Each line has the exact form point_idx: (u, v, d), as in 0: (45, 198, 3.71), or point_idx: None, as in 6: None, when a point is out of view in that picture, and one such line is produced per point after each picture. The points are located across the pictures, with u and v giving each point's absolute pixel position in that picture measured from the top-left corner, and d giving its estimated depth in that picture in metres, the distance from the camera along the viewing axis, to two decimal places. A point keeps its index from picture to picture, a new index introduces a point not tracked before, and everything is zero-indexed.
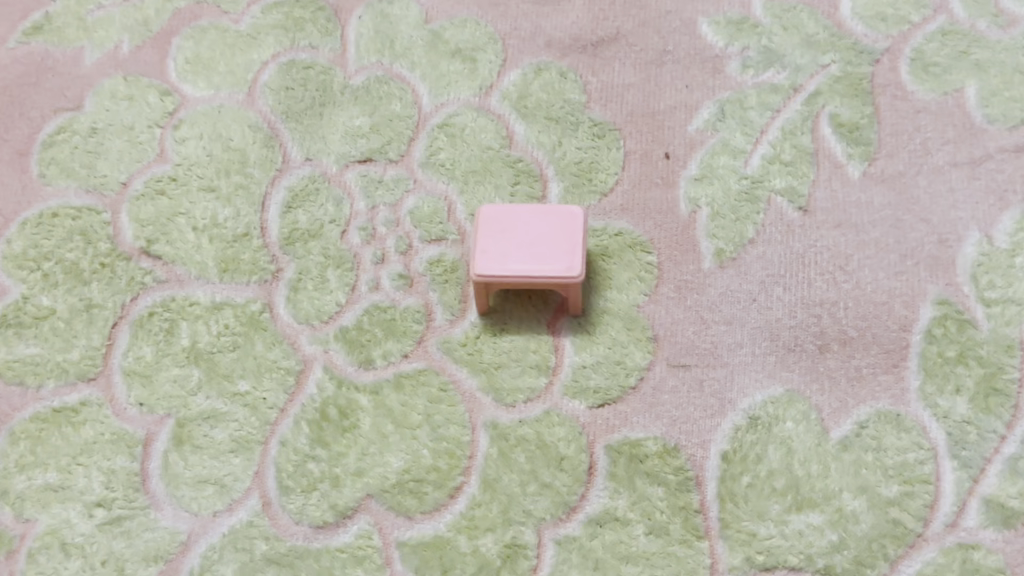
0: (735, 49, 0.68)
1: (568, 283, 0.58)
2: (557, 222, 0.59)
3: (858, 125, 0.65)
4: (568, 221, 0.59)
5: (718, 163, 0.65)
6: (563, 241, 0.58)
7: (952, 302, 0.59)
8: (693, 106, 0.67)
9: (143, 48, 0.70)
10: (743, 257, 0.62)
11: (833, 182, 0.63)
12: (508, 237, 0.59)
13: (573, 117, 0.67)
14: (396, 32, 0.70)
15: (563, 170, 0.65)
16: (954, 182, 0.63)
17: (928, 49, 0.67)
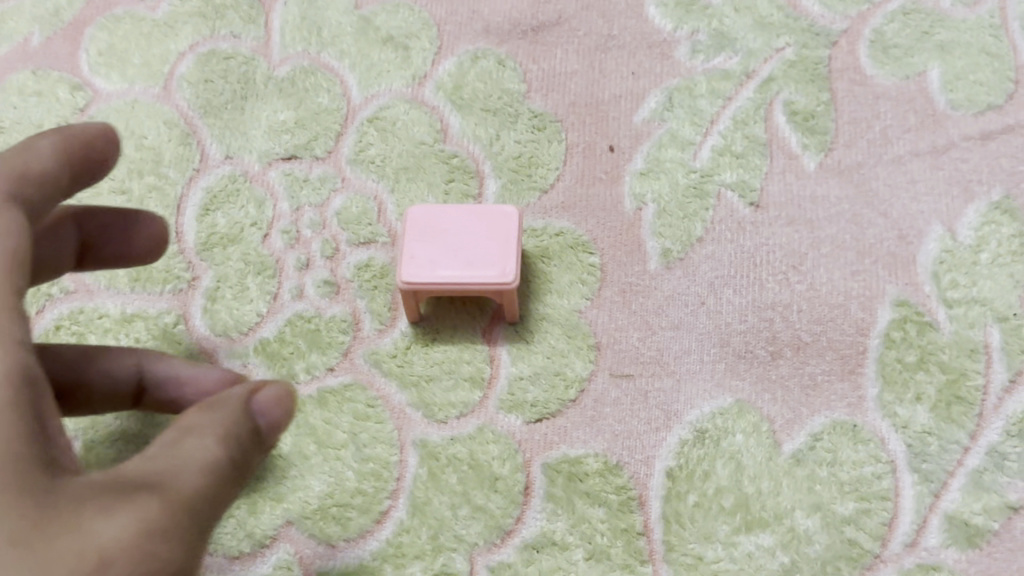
0: (684, 33, 0.64)
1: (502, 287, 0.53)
2: (490, 225, 0.55)
3: (813, 113, 0.61)
4: (502, 223, 0.55)
5: (665, 156, 0.61)
6: (497, 244, 0.54)
7: (912, 303, 0.55)
8: (639, 95, 0.63)
9: (54, 40, 0.65)
10: (691, 258, 0.58)
11: (787, 175, 0.59)
12: (437, 242, 0.54)
13: (511, 108, 0.63)
14: (324, 18, 0.66)
15: (501, 166, 0.61)
16: (916, 172, 0.59)
17: (888, 30, 0.63)
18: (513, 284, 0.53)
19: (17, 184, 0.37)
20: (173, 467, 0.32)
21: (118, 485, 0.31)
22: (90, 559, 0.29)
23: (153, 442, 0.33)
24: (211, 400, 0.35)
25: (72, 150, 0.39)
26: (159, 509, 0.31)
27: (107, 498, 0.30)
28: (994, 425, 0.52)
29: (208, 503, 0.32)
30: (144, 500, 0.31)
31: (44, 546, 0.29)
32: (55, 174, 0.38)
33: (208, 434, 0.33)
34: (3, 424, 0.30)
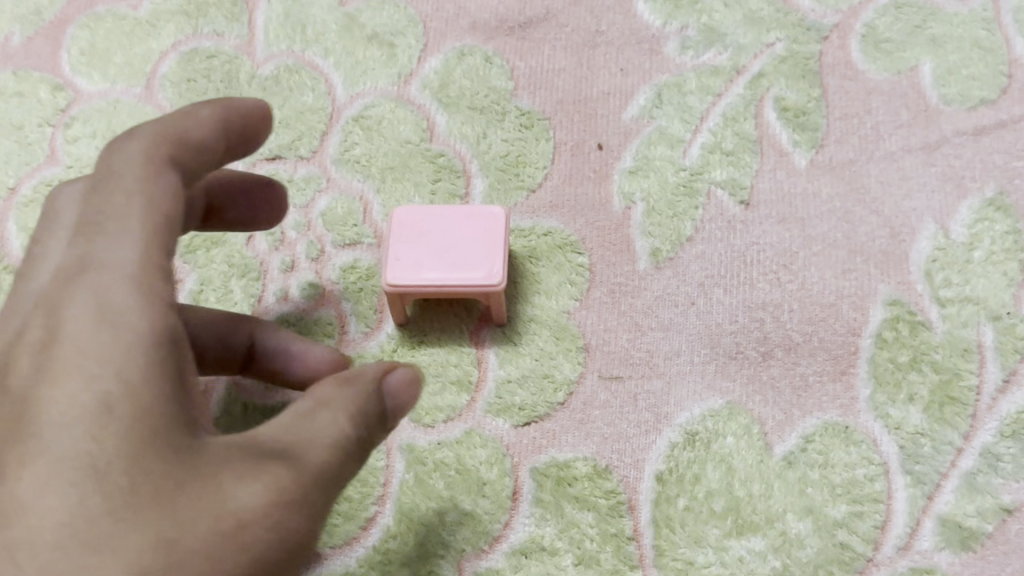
0: (674, 28, 0.63)
1: (488, 290, 0.52)
2: (475, 225, 0.54)
3: (805, 109, 0.60)
4: (487, 223, 0.54)
5: (654, 154, 0.60)
6: (483, 245, 0.53)
7: (904, 302, 0.55)
8: (628, 92, 0.62)
9: (34, 39, 0.64)
10: (680, 257, 0.57)
11: (778, 172, 0.59)
12: (422, 242, 0.53)
13: (499, 106, 0.62)
14: (308, 15, 0.65)
15: (488, 165, 0.60)
16: (908, 169, 0.58)
17: (880, 24, 0.62)
18: (501, 285, 0.52)
19: (178, 150, 0.39)
20: (305, 440, 0.35)
21: (255, 455, 0.34)
22: (225, 524, 0.32)
23: (292, 411, 0.36)
24: (344, 373, 0.38)
25: (228, 123, 0.41)
26: (292, 482, 0.34)
27: (246, 467, 0.34)
28: (987, 426, 0.52)
29: (336, 476, 0.36)
30: (281, 472, 0.34)
31: (187, 505, 0.32)
32: (212, 141, 0.40)
33: (338, 411, 0.36)
34: (153, 385, 0.33)
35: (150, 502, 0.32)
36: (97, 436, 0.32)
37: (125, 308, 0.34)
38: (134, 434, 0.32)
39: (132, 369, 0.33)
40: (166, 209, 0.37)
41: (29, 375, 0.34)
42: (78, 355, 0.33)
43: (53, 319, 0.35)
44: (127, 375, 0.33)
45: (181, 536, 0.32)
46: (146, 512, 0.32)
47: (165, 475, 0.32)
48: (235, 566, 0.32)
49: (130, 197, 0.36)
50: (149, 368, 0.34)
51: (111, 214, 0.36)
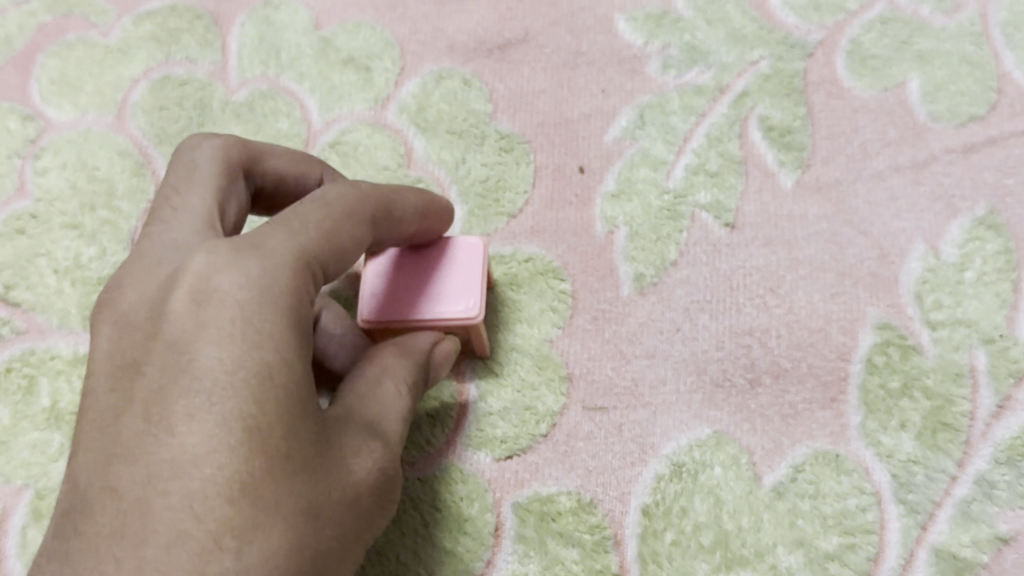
0: (655, 47, 0.62)
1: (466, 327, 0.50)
2: (451, 260, 0.51)
3: (790, 128, 0.59)
4: (463, 257, 0.51)
5: (637, 176, 0.59)
6: (458, 278, 0.50)
7: (894, 326, 0.53)
8: (610, 113, 0.61)
9: (4, 69, 0.63)
10: (665, 282, 0.56)
11: (763, 194, 0.57)
12: (396, 274, 0.51)
13: (478, 130, 0.60)
14: (283, 40, 0.63)
15: (467, 191, 0.59)
16: (897, 188, 0.57)
17: (866, 40, 0.61)
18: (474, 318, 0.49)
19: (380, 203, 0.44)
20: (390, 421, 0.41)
21: (357, 426, 0.40)
22: (349, 495, 0.37)
23: (362, 380, 0.42)
24: (400, 343, 0.45)
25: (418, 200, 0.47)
26: (385, 453, 0.40)
27: (359, 441, 0.39)
28: (982, 453, 0.50)
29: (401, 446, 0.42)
30: (380, 446, 0.40)
31: (327, 473, 0.36)
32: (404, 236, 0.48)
33: (400, 383, 0.43)
34: (305, 363, 0.36)
35: (302, 467, 0.35)
36: (263, 400, 0.34)
37: (288, 290, 0.37)
38: (292, 401, 0.35)
39: (290, 346, 0.36)
40: (335, 230, 0.40)
41: (186, 330, 0.35)
42: (242, 323, 0.35)
43: (210, 279, 0.36)
44: (287, 351, 0.35)
45: (324, 504, 0.35)
46: (301, 475, 0.35)
47: (310, 442, 0.36)
48: (353, 531, 0.37)
49: (318, 213, 0.40)
50: (302, 347, 0.37)
51: (290, 217, 0.39)
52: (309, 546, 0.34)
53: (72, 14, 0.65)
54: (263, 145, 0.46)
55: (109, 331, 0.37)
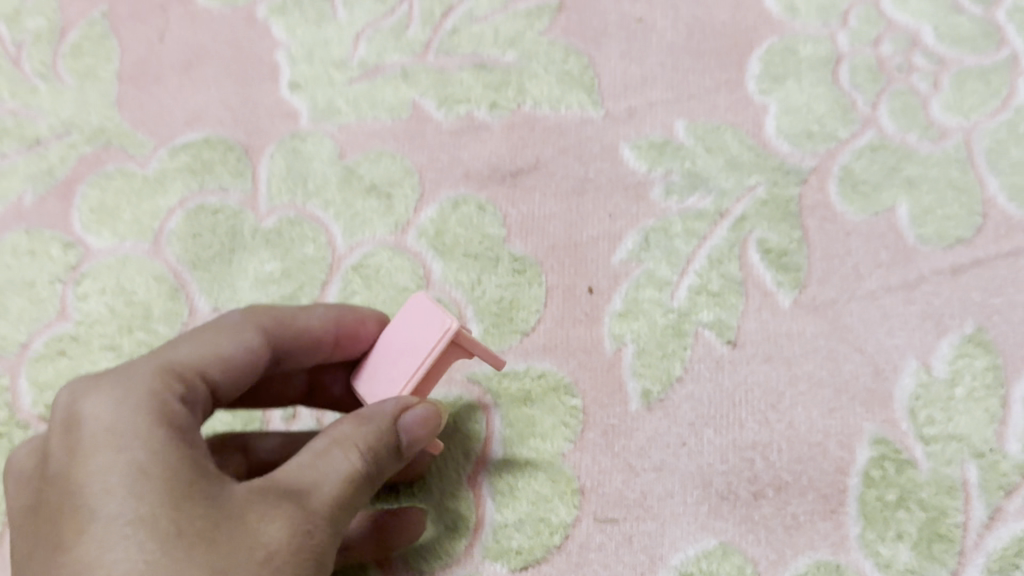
0: (659, 173, 0.65)
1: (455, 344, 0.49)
2: (409, 321, 0.50)
3: (787, 250, 0.62)
4: (414, 313, 0.50)
5: (643, 297, 0.62)
6: (420, 329, 0.50)
7: (889, 440, 0.56)
8: (617, 237, 0.64)
9: (47, 199, 0.67)
10: (670, 398, 0.59)
11: (762, 313, 0.61)
12: (379, 357, 0.51)
13: (493, 253, 0.64)
14: (310, 168, 0.67)
15: (482, 310, 0.63)
16: (889, 307, 0.60)
17: (856, 167, 0.63)
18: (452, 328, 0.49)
19: (274, 329, 0.52)
20: (318, 480, 0.44)
21: (275, 493, 0.43)
22: (259, 553, 0.41)
23: (311, 450, 0.45)
24: (360, 412, 0.47)
25: (337, 317, 0.54)
26: (304, 514, 0.43)
27: (270, 504, 0.42)
28: (975, 563, 0.53)
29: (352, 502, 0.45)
30: (294, 506, 0.43)
31: (230, 541, 0.40)
32: (326, 350, 0.54)
33: (350, 448, 0.45)
34: (178, 449, 0.42)
35: (197, 541, 0.40)
36: (137, 497, 0.40)
37: (146, 394, 0.44)
38: (169, 489, 0.41)
39: (154, 437, 0.42)
40: (214, 344, 0.49)
41: (63, 457, 0.42)
42: (107, 433, 0.42)
43: (76, 410, 0.44)
44: (152, 449, 0.42)
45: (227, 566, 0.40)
46: (194, 549, 0.39)
47: (201, 519, 0.41)
48: None
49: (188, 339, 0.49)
50: (173, 436, 0.43)
51: (164, 348, 0.48)
52: None
53: (111, 144, 0.68)
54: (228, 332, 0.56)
55: (17, 486, 0.45)
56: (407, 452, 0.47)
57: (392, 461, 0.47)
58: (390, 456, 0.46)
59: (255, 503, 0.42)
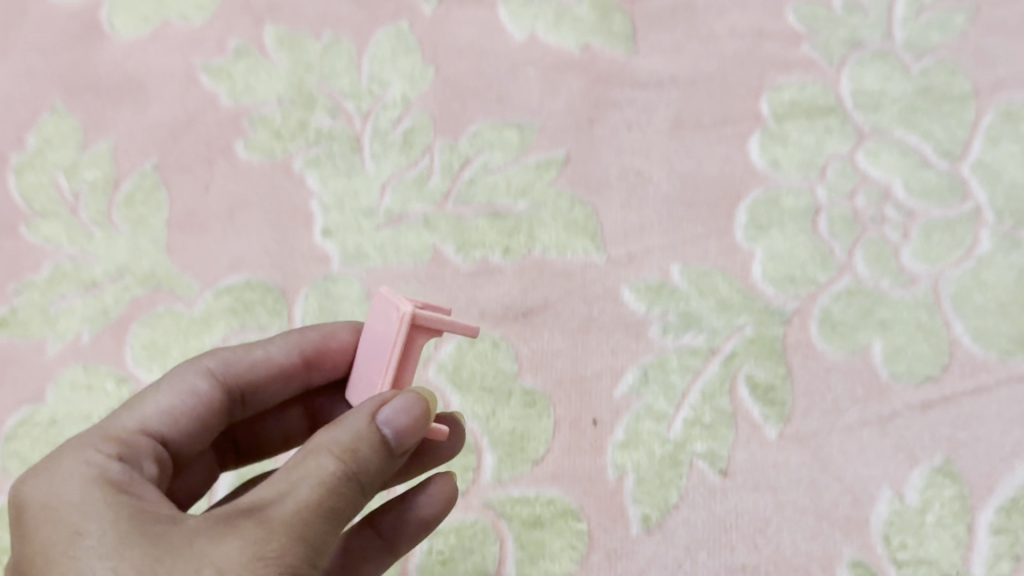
0: (656, 313, 0.72)
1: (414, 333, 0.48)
2: (381, 318, 0.50)
3: (773, 385, 0.68)
4: (383, 308, 0.50)
5: (642, 428, 0.68)
6: (386, 325, 0.49)
7: (867, 564, 0.62)
8: (618, 372, 0.71)
9: (102, 337, 0.74)
10: (668, 523, 0.65)
11: (751, 443, 0.67)
12: (370, 355, 0.52)
13: (506, 386, 0.71)
14: (340, 308, 0.74)
15: (496, 439, 0.69)
16: (866, 439, 0.66)
17: (835, 309, 0.70)
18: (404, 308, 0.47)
19: (226, 367, 0.56)
20: (284, 493, 0.42)
21: (234, 515, 0.41)
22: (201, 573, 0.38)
23: (288, 467, 0.44)
24: (343, 419, 0.45)
25: (291, 343, 0.58)
26: (261, 527, 0.40)
27: (224, 527, 0.40)
28: None
29: (328, 502, 0.42)
30: (251, 523, 0.40)
31: (170, 568, 0.39)
32: (302, 372, 0.58)
33: (323, 454, 0.43)
34: (115, 500, 0.44)
35: None
36: (79, 556, 0.41)
37: (80, 459, 0.46)
38: (111, 539, 0.41)
39: (86, 494, 0.44)
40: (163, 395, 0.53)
41: (16, 545, 0.45)
42: (48, 507, 0.44)
43: (22, 492, 0.46)
44: (88, 508, 0.43)
45: None
46: None
47: (142, 556, 0.40)
48: None
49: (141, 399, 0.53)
50: (110, 489, 0.44)
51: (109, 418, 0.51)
52: None
53: (161, 287, 0.75)
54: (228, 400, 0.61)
55: None
56: (394, 445, 0.45)
57: (375, 457, 0.44)
58: (373, 454, 0.44)
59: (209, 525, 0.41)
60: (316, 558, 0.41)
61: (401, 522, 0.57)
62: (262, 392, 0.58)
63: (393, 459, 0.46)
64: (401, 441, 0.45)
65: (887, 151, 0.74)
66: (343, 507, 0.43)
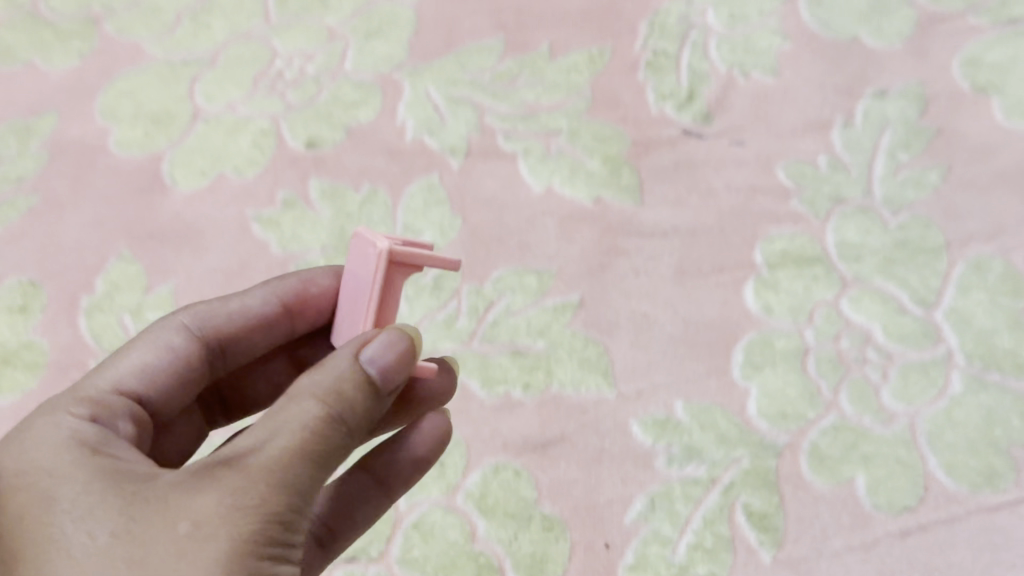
0: (661, 445, 0.80)
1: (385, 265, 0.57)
2: (359, 258, 0.60)
3: (767, 513, 0.76)
4: (359, 248, 0.60)
5: (649, 552, 0.76)
6: (364, 262, 0.59)
7: None
8: (628, 499, 0.78)
9: None
10: None
11: (748, 567, 0.74)
12: (353, 293, 0.62)
13: (527, 512, 0.79)
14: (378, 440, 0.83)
15: (518, 561, 0.77)
16: (851, 564, 0.73)
17: (822, 443, 0.78)
18: (382, 247, 0.57)
19: (208, 328, 0.68)
20: (263, 444, 0.50)
21: (219, 466, 0.49)
22: (188, 523, 0.47)
23: (277, 413, 0.52)
24: (328, 364, 0.54)
25: (268, 298, 0.70)
26: (242, 475, 0.48)
27: (209, 480, 0.49)
28: None
29: (314, 442, 0.50)
30: (234, 473, 0.49)
31: (158, 519, 0.47)
32: (280, 321, 0.70)
33: (306, 402, 0.52)
34: (87, 462, 0.52)
35: (124, 530, 0.47)
36: (67, 508, 0.49)
37: (50, 431, 0.55)
38: (95, 493, 0.50)
39: (62, 460, 0.53)
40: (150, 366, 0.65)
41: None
42: (27, 470, 0.53)
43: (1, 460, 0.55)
44: (70, 469, 0.52)
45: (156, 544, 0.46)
46: (124, 533, 0.47)
47: (129, 510, 0.48)
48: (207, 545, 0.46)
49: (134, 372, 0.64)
50: (81, 452, 0.54)
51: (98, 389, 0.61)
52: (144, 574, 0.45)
53: None
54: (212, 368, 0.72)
55: None
56: (377, 382, 0.54)
57: (355, 401, 0.53)
58: (354, 393, 0.53)
59: (191, 475, 0.49)
60: (299, 493, 0.49)
61: (395, 466, 0.69)
62: (240, 346, 0.70)
63: (381, 398, 0.55)
64: (384, 381, 0.54)
65: (868, 298, 0.83)
66: (328, 452, 0.51)
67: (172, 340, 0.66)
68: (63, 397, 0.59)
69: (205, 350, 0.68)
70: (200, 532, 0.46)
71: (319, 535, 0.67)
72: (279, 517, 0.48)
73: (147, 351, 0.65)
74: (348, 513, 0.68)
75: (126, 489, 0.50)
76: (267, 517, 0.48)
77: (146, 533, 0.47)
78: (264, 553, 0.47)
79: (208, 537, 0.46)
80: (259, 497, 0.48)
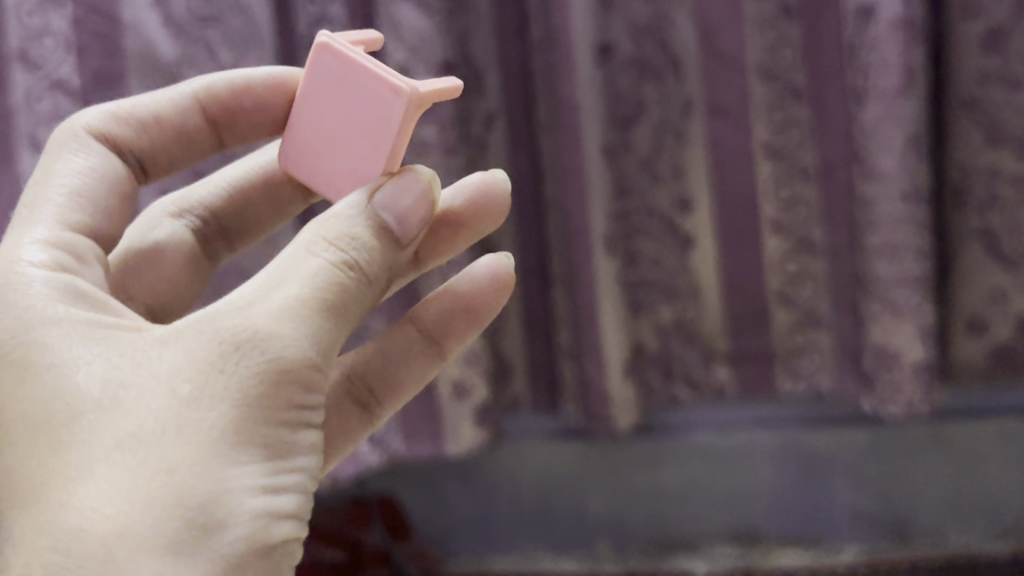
0: None
1: (413, 99, 0.88)
2: (375, 94, 0.90)
3: None
4: (377, 86, 0.89)
5: None
6: (382, 88, 0.89)
7: None
8: None
9: None
10: None
11: None
12: (357, 108, 0.91)
13: None
14: None
15: None
16: None
17: None
18: (410, 95, 0.88)
19: (137, 156, 1.09)
20: (258, 307, 0.80)
21: (221, 327, 0.79)
22: (186, 377, 0.77)
23: (295, 257, 0.83)
24: (344, 204, 0.86)
25: (196, 118, 1.13)
26: (242, 329, 0.78)
27: (208, 336, 0.78)
28: None
29: (326, 292, 0.81)
30: (230, 326, 0.79)
31: (160, 366, 0.78)
32: (197, 128, 1.14)
33: (317, 253, 0.83)
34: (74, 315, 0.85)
35: (118, 369, 0.79)
36: (67, 346, 0.82)
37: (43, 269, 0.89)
38: (78, 347, 0.81)
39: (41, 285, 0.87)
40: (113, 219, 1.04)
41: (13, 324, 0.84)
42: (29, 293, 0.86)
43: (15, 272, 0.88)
44: (63, 315, 0.84)
45: (150, 387, 0.77)
46: (121, 378, 0.78)
47: (133, 353, 0.80)
48: (198, 387, 0.76)
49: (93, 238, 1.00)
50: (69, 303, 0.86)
51: (85, 253, 0.96)
52: (145, 395, 0.76)
53: None
54: (149, 167, 1.12)
55: None
56: (393, 221, 0.87)
57: (367, 249, 0.84)
58: (361, 244, 0.84)
59: (203, 331, 0.79)
60: (308, 333, 0.80)
61: (441, 328, 1.18)
62: (158, 162, 1.12)
63: (396, 229, 0.87)
64: (402, 225, 0.88)
65: None
66: (338, 294, 0.82)
67: (114, 171, 1.05)
68: (32, 240, 0.93)
69: (126, 163, 1.08)
70: (194, 399, 0.76)
71: (366, 402, 1.17)
72: (285, 362, 0.78)
73: (78, 172, 1.02)
74: (392, 375, 1.18)
75: (112, 353, 0.81)
76: (277, 360, 0.78)
77: (136, 399, 0.76)
78: (278, 391, 0.78)
79: (210, 399, 0.76)
80: (262, 350, 0.77)
